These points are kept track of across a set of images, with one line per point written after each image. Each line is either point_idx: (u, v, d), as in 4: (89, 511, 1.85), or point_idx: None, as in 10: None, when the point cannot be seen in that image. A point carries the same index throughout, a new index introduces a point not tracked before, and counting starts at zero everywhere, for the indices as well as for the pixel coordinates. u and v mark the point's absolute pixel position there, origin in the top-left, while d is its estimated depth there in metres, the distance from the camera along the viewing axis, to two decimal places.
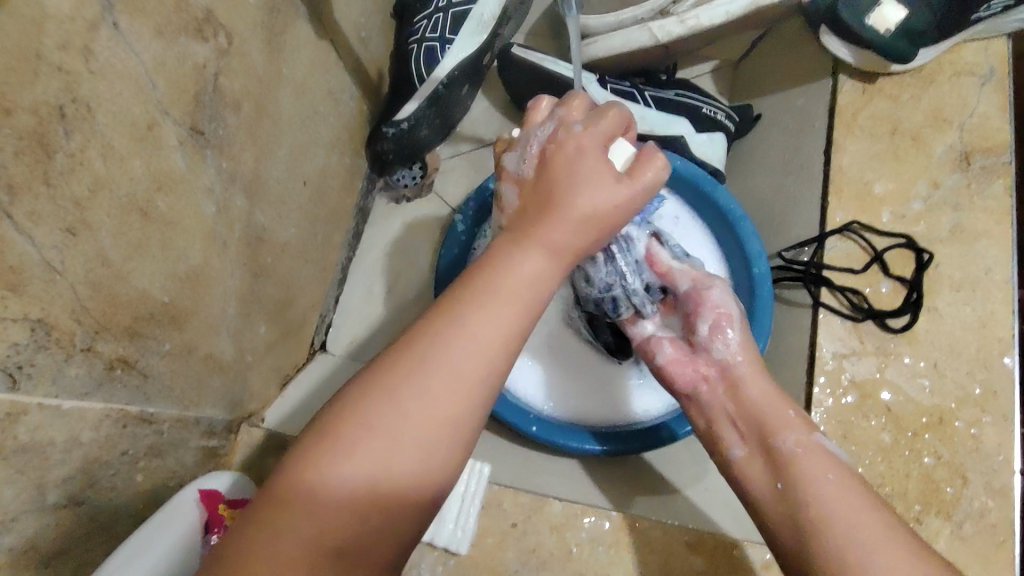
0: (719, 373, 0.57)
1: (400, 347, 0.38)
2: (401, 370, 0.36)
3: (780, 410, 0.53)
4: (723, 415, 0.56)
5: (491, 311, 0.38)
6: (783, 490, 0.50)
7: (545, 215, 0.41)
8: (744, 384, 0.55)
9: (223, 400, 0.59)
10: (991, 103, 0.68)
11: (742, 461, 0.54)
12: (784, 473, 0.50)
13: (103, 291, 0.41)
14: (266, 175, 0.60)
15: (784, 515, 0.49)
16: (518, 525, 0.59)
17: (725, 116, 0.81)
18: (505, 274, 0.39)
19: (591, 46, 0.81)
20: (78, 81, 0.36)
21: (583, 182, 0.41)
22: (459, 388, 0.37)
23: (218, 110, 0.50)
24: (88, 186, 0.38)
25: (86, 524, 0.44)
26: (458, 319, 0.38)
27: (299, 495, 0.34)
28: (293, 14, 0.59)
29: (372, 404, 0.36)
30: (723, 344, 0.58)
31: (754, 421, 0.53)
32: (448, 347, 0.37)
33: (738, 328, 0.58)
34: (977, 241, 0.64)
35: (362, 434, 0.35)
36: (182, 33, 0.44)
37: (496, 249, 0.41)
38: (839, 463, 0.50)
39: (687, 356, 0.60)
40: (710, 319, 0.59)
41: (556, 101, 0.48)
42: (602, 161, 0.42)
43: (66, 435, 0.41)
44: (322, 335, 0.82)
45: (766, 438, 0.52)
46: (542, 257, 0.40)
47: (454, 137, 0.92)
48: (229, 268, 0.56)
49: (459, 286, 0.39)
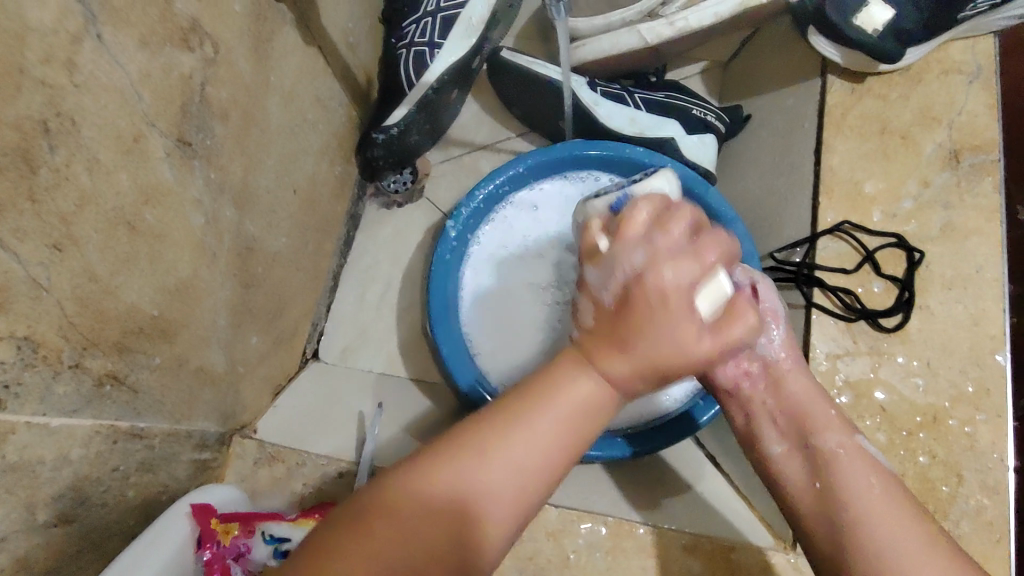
0: (761, 370, 0.55)
1: (474, 433, 0.42)
2: (477, 450, 0.41)
3: (824, 410, 0.53)
4: (763, 412, 0.55)
5: (548, 424, 0.42)
6: (821, 488, 0.50)
7: (619, 348, 0.42)
8: (786, 383, 0.54)
9: (215, 412, 0.59)
10: (979, 101, 0.68)
11: (779, 458, 0.54)
12: (822, 471, 0.51)
13: (91, 307, 0.41)
14: (254, 184, 0.59)
15: (821, 514, 0.49)
16: (515, 532, 0.59)
17: (715, 118, 0.81)
18: (569, 395, 0.43)
19: (580, 49, 0.80)
20: (63, 95, 0.36)
21: (664, 327, 0.41)
22: (508, 479, 0.41)
23: (205, 121, 0.50)
24: (74, 201, 0.38)
25: (78, 541, 0.44)
26: (509, 433, 0.42)
27: (381, 515, 0.39)
28: (280, 22, 0.59)
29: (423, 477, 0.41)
30: (768, 341, 0.54)
31: (797, 420, 0.53)
32: (512, 439, 0.42)
33: (784, 327, 0.55)
34: (967, 240, 0.65)
35: (434, 487, 0.40)
36: (166, 43, 0.44)
37: (564, 362, 0.44)
38: (880, 466, 0.50)
39: (729, 352, 0.55)
40: (755, 316, 0.55)
41: (659, 207, 0.44)
42: (689, 316, 0.41)
43: (56, 453, 0.40)
44: (314, 343, 0.81)
45: (807, 435, 0.52)
46: (601, 386, 0.43)
47: (444, 142, 0.92)
48: (220, 279, 0.56)
49: (535, 399, 0.43)
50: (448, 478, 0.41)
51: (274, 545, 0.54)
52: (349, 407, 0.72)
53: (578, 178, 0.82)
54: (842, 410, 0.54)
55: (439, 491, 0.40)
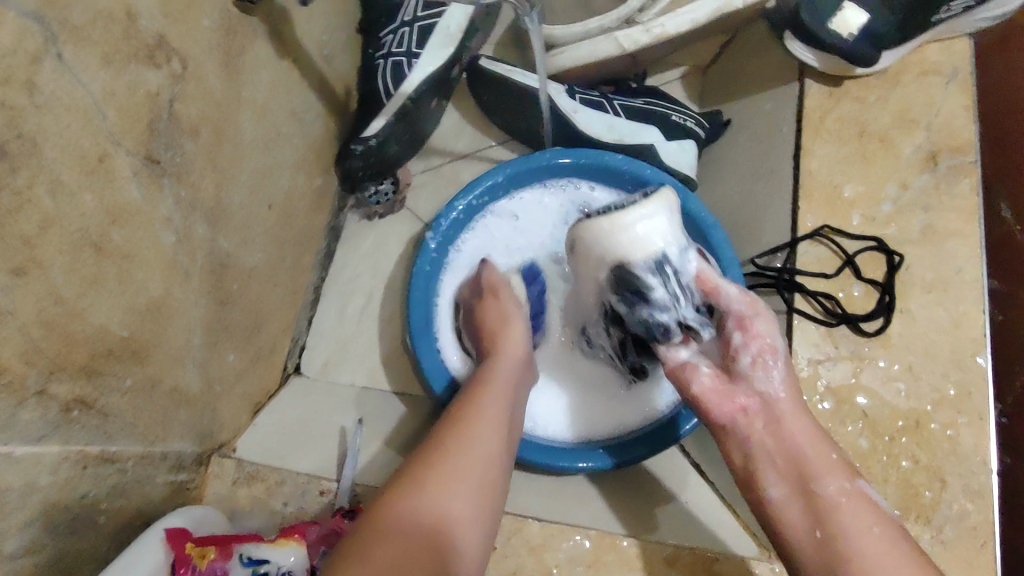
0: (760, 406, 0.55)
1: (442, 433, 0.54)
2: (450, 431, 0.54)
3: (824, 455, 0.52)
4: (762, 454, 0.53)
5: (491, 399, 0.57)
6: (821, 536, 0.49)
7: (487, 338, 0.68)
8: (784, 422, 0.53)
9: (191, 432, 0.58)
10: (956, 102, 0.68)
11: (779, 502, 0.52)
12: (823, 518, 0.49)
13: (56, 331, 0.40)
14: (227, 201, 0.58)
15: (821, 562, 0.48)
16: (498, 548, 0.58)
17: (694, 123, 0.81)
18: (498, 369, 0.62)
19: (558, 57, 0.79)
20: (23, 116, 0.35)
21: (491, 303, 0.70)
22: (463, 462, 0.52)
23: (174, 138, 0.49)
24: (36, 223, 0.37)
25: (50, 568, 0.43)
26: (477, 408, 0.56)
27: (376, 530, 0.44)
28: (250, 35, 0.58)
29: (406, 497, 0.47)
30: (767, 376, 0.55)
31: (797, 465, 0.52)
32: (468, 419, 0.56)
33: (782, 363, 0.55)
34: (947, 242, 0.65)
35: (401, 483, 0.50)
36: (131, 60, 0.43)
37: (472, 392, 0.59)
38: (881, 512, 0.49)
39: (726, 387, 0.57)
40: (753, 350, 0.56)
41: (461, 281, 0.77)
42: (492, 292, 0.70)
43: (22, 481, 0.39)
44: (295, 358, 0.80)
45: (806, 480, 0.51)
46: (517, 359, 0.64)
47: (424, 152, 0.91)
48: (193, 298, 0.55)
49: (464, 399, 0.58)
50: (423, 489, 0.48)
51: (251, 568, 0.52)
52: (331, 422, 0.71)
53: (557, 186, 0.81)
54: (842, 452, 0.53)
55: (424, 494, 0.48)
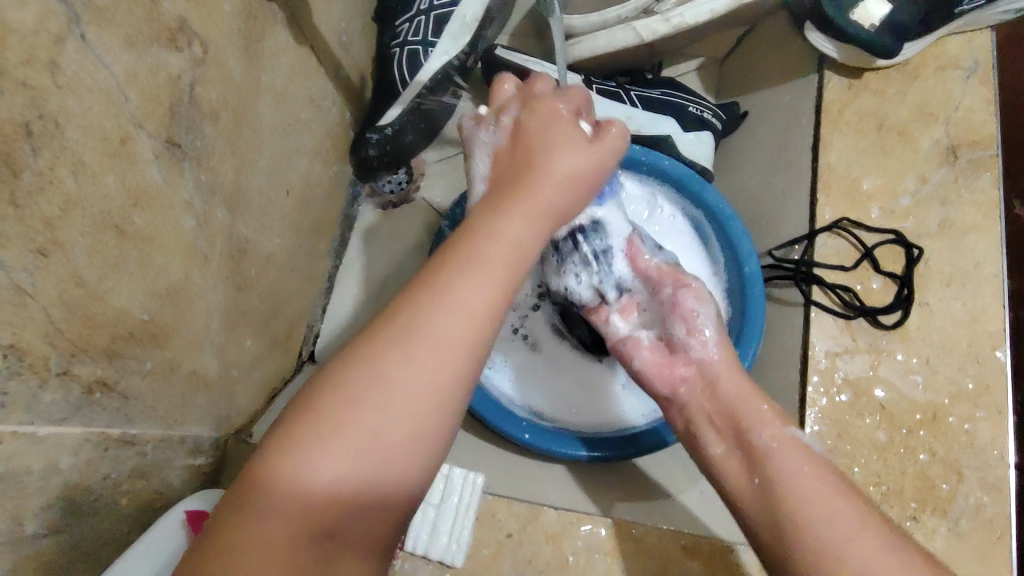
0: (697, 373, 0.56)
1: (404, 310, 0.38)
2: (397, 341, 0.36)
3: (755, 406, 0.52)
4: (701, 414, 0.55)
5: (474, 283, 0.38)
6: (759, 484, 0.49)
7: (529, 184, 0.44)
8: (719, 384, 0.54)
9: (208, 416, 0.58)
10: (976, 96, 0.68)
11: (720, 458, 0.53)
12: (757, 465, 0.50)
13: (79, 312, 0.40)
14: (246, 186, 0.58)
15: (756, 506, 0.49)
16: (514, 535, 0.58)
17: (711, 115, 0.81)
18: (492, 242, 0.40)
19: (576, 46, 0.79)
20: (45, 97, 0.35)
21: (557, 152, 0.45)
22: (432, 388, 0.36)
23: (194, 122, 0.49)
24: (59, 205, 0.37)
25: (69, 551, 0.43)
26: (448, 292, 0.38)
27: (279, 495, 0.33)
28: (270, 21, 0.58)
29: (309, 440, 0.34)
30: (700, 345, 0.56)
31: (730, 416, 0.53)
32: (437, 308, 0.37)
33: (713, 325, 0.57)
34: (966, 236, 0.64)
35: (339, 435, 0.34)
36: (153, 43, 0.43)
37: (478, 218, 0.42)
38: (814, 456, 0.49)
39: (666, 359, 0.59)
40: (683, 320, 0.57)
41: (523, 95, 0.51)
42: (570, 128, 0.47)
43: (44, 463, 0.39)
44: (310, 345, 0.80)
45: (741, 432, 0.52)
46: (523, 226, 0.42)
47: (439, 141, 0.91)
48: (212, 282, 0.55)
49: (443, 255, 0.40)
50: (330, 412, 0.35)
51: None
52: None
53: None
54: (777, 404, 0.53)
55: (328, 441, 0.34)
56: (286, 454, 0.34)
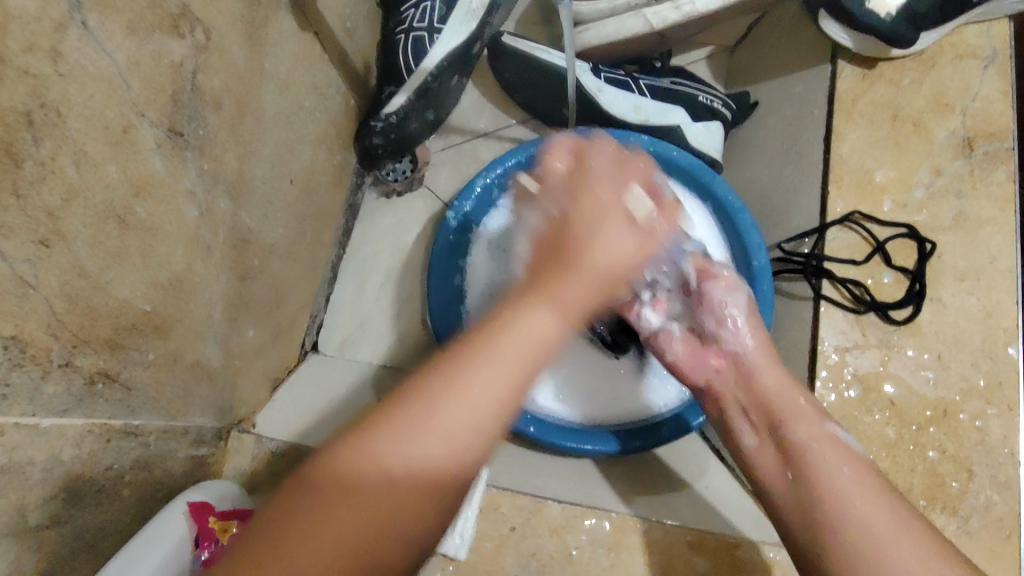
0: (731, 364, 0.56)
1: (432, 381, 0.38)
2: (426, 402, 0.37)
3: (792, 399, 0.52)
4: (734, 404, 0.55)
5: (496, 370, 0.38)
6: (793, 479, 0.49)
7: (562, 274, 0.42)
8: (753, 376, 0.54)
9: (212, 407, 0.58)
10: (993, 86, 0.66)
11: (753, 450, 0.53)
12: (793, 460, 0.50)
13: (80, 304, 0.40)
14: (250, 175, 0.58)
15: (792, 504, 0.49)
16: (517, 529, 0.58)
17: (722, 105, 0.79)
18: (518, 333, 0.39)
19: (584, 33, 0.78)
20: (46, 85, 0.34)
21: (599, 236, 0.43)
22: (441, 448, 0.36)
23: (197, 110, 0.48)
24: (60, 195, 0.36)
25: (73, 542, 0.43)
26: (462, 377, 0.37)
27: (327, 496, 0.34)
28: (274, 7, 0.57)
29: (358, 448, 0.35)
30: (733, 335, 0.56)
31: (765, 409, 0.52)
32: (459, 388, 0.37)
33: (743, 311, 0.57)
34: (980, 230, 0.63)
35: (380, 444, 0.35)
36: (155, 30, 0.42)
37: (504, 306, 0.41)
38: (851, 453, 0.49)
39: (699, 350, 0.58)
40: (716, 313, 0.58)
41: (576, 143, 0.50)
42: (619, 211, 0.45)
43: (47, 454, 0.39)
44: (313, 335, 0.80)
45: (776, 428, 0.52)
46: (552, 317, 0.40)
47: (445, 130, 0.90)
48: (214, 272, 0.54)
49: (476, 330, 0.40)
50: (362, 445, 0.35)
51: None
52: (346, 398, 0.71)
53: None
54: (815, 398, 0.53)
55: (363, 454, 0.35)
56: (336, 456, 0.35)
